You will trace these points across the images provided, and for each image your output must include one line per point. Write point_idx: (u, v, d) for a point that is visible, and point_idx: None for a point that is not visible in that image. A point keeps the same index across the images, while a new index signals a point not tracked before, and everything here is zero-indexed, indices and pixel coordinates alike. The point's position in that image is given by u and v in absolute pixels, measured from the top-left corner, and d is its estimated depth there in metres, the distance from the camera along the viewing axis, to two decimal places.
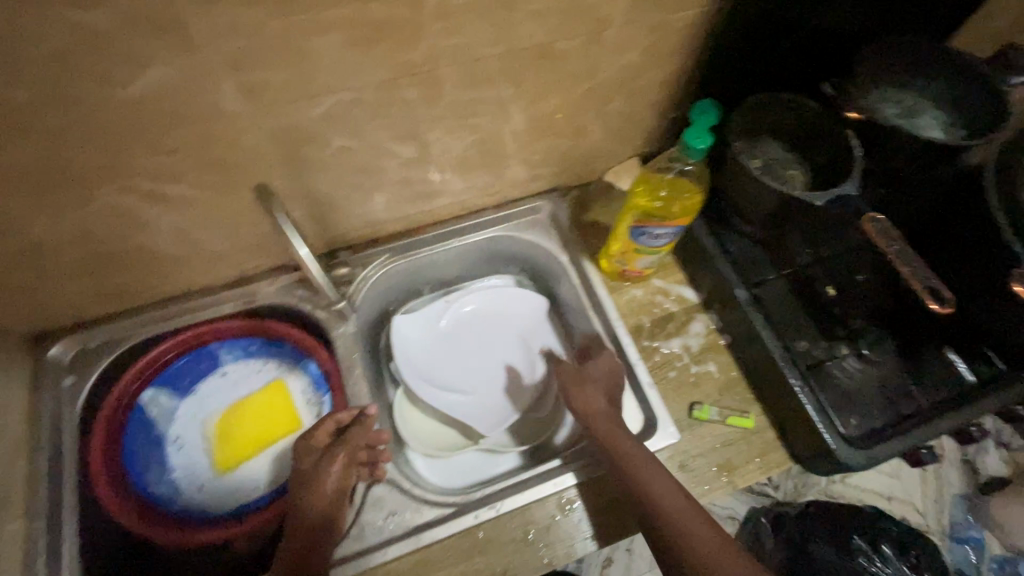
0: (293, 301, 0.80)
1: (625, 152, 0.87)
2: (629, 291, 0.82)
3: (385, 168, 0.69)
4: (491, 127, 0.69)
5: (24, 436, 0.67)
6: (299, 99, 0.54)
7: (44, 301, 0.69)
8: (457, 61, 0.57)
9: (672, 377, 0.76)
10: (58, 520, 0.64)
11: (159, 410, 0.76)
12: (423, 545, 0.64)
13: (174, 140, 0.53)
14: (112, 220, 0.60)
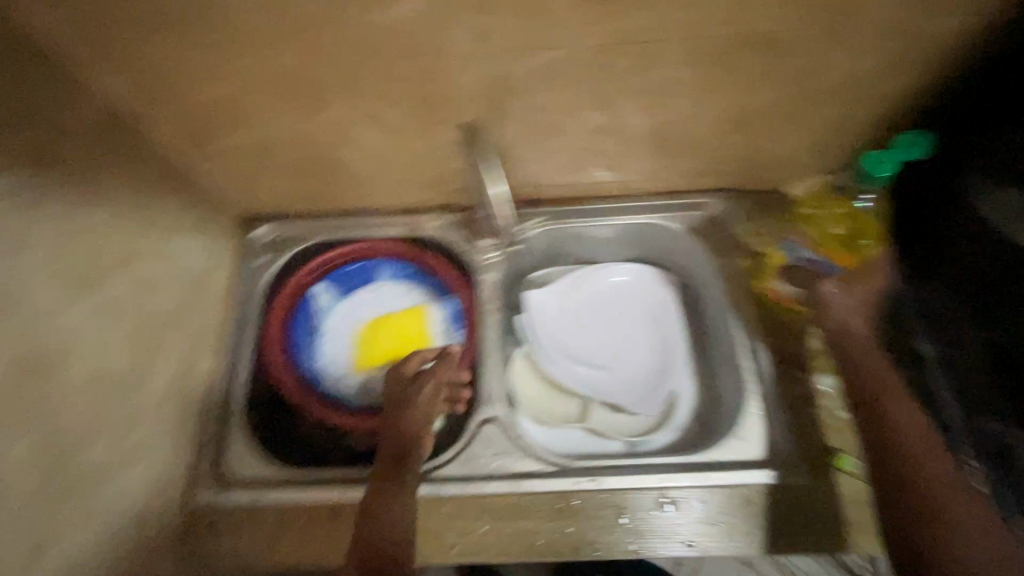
0: (450, 240, 0.86)
1: (818, 168, 0.80)
2: (785, 314, 0.77)
3: (570, 133, 0.70)
4: (685, 110, 0.67)
5: (224, 295, 0.80)
6: (517, 49, 0.57)
7: (262, 190, 0.81)
8: (675, 34, 0.56)
9: (809, 415, 0.70)
10: (234, 368, 0.76)
11: (321, 303, 0.84)
12: (521, 491, 0.67)
13: (406, 69, 0.59)
14: (333, 131, 0.68)
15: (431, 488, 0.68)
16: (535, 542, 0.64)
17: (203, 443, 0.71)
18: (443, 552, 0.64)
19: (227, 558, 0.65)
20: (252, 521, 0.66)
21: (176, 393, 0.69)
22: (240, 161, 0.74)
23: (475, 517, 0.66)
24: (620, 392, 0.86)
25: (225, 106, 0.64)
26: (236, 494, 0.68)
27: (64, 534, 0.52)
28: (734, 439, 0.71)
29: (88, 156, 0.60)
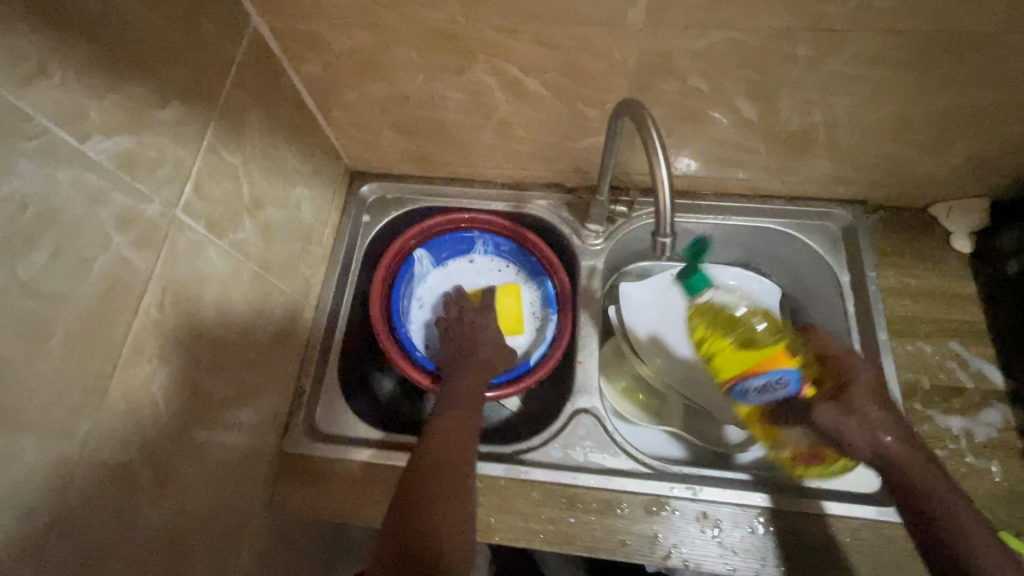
0: (556, 222, 0.83)
1: (974, 188, 0.73)
2: (915, 343, 0.71)
3: (713, 122, 0.65)
4: (851, 112, 0.61)
5: (327, 250, 0.80)
6: (692, 27, 0.52)
7: (376, 149, 0.80)
8: (875, 26, 0.51)
9: (937, 457, 0.65)
10: (335, 325, 0.77)
11: (418, 270, 0.84)
12: (613, 488, 0.65)
13: (563, 36, 0.55)
14: (468, 95, 0.66)
15: (523, 471, 0.67)
16: (624, 541, 0.63)
17: (301, 393, 0.72)
18: (530, 538, 0.64)
19: (321, 505, 0.67)
20: (345, 475, 0.68)
21: (281, 344, 0.68)
22: (364, 117, 0.72)
23: (565, 507, 0.65)
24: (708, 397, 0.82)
25: (366, 58, 0.62)
26: (330, 447, 0.69)
27: (185, 468, 0.53)
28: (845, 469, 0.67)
29: (242, 95, 0.57)
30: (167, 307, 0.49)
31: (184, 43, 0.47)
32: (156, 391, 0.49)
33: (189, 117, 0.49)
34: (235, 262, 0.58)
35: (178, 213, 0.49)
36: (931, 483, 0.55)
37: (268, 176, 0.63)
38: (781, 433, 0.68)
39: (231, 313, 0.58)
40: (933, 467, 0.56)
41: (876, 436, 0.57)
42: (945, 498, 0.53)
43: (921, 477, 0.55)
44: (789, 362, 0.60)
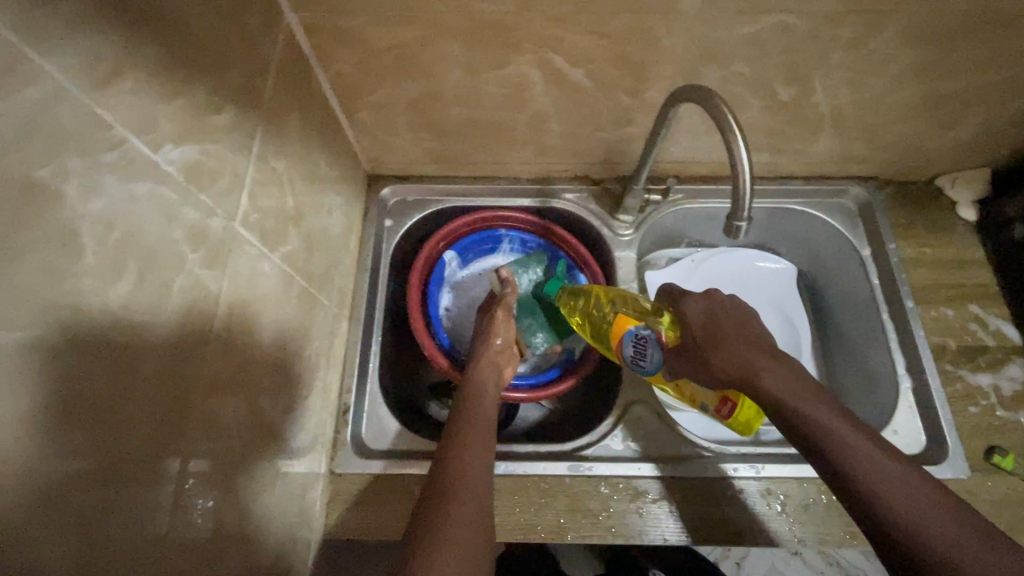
0: (584, 215, 0.82)
1: (977, 159, 0.78)
2: (938, 308, 0.75)
3: (749, 106, 0.66)
4: (880, 91, 0.64)
5: (355, 258, 0.76)
6: (745, 12, 0.53)
7: (400, 149, 0.77)
8: (915, 6, 0.53)
9: (972, 414, 0.69)
10: (368, 337, 0.73)
11: (446, 273, 0.82)
12: (678, 474, 0.66)
13: (616, 24, 0.55)
14: (506, 90, 0.64)
15: (588, 467, 0.66)
16: (696, 526, 0.64)
17: (346, 410, 0.69)
18: (602, 534, 0.63)
19: (381, 526, 0.63)
20: (403, 491, 0.65)
21: (324, 360, 0.65)
22: (392, 116, 0.70)
23: (633, 498, 0.65)
24: None
25: (405, 54, 0.59)
26: (385, 464, 0.66)
27: (255, 501, 0.49)
28: (889, 433, 0.70)
29: (282, 98, 0.53)
30: (232, 329, 0.45)
31: (234, 42, 0.44)
32: (227, 422, 0.44)
33: (242, 121, 0.45)
34: (285, 275, 0.54)
35: (238, 225, 0.45)
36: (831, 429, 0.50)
37: (306, 183, 0.59)
38: (690, 386, 0.66)
39: (284, 330, 0.54)
40: (842, 416, 0.52)
41: (714, 370, 0.59)
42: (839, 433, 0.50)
43: (826, 429, 0.51)
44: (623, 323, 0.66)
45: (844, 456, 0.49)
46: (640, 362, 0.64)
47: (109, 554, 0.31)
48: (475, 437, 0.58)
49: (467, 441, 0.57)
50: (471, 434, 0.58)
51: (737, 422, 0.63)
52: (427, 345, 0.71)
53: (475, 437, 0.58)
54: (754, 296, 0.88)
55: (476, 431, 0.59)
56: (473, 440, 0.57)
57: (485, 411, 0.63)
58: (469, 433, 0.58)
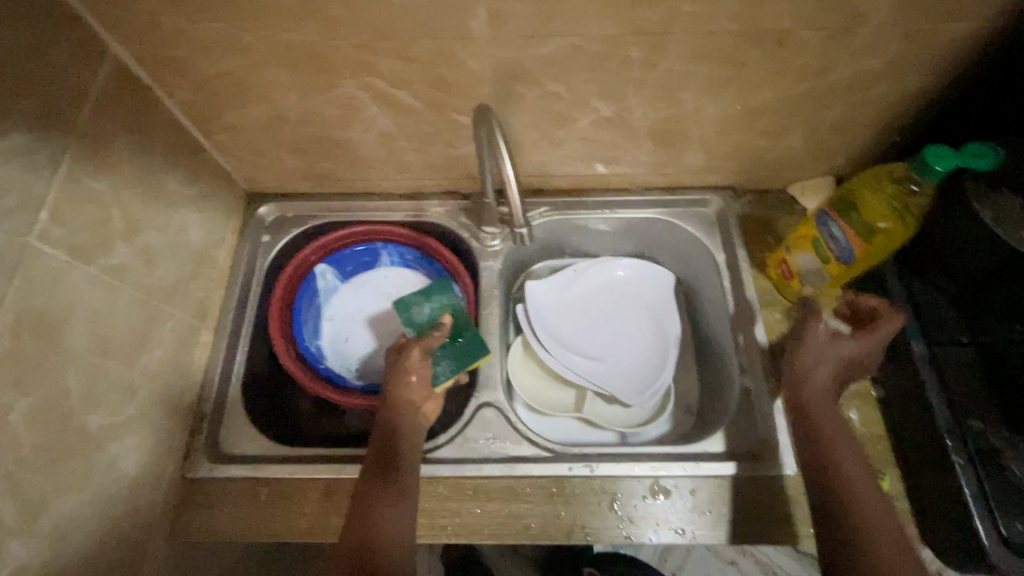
0: (455, 228, 0.86)
1: (821, 168, 0.81)
2: (783, 310, 0.78)
3: (578, 121, 0.70)
4: (697, 105, 0.67)
5: (225, 273, 0.79)
6: (533, 36, 0.57)
7: (269, 168, 0.80)
8: (691, 29, 0.57)
9: (806, 411, 0.71)
10: (235, 348, 0.77)
11: (322, 285, 0.85)
12: (515, 474, 0.68)
13: (418, 49, 0.59)
14: (343, 111, 0.68)
15: (428, 469, 0.69)
16: (529, 525, 0.65)
17: (201, 418, 0.71)
18: (437, 533, 0.66)
19: (221, 528, 0.65)
20: (248, 494, 0.67)
21: (175, 367, 0.68)
22: (248, 138, 0.73)
23: (471, 499, 0.67)
24: (612, 383, 0.87)
25: (235, 80, 0.63)
26: (234, 468, 0.68)
27: (71, 501, 0.52)
28: (729, 431, 0.72)
29: (104, 123, 0.57)
30: (27, 335, 0.48)
31: (21, 72, 0.47)
32: (14, 423, 0.47)
33: (38, 144, 0.49)
34: (110, 288, 0.57)
35: (33, 240, 0.49)
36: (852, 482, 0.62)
37: (143, 200, 0.63)
38: (800, 256, 0.73)
39: (107, 341, 0.57)
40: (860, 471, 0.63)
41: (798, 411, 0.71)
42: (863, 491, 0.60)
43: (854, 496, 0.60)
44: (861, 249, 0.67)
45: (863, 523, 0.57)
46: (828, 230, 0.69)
47: None
48: (388, 503, 0.60)
49: (381, 509, 0.59)
50: (383, 500, 0.60)
51: (790, 282, 0.76)
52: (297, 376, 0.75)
53: (390, 504, 0.60)
54: (629, 303, 0.91)
55: (389, 496, 0.60)
56: (386, 511, 0.59)
57: (397, 464, 0.63)
58: (381, 500, 0.60)
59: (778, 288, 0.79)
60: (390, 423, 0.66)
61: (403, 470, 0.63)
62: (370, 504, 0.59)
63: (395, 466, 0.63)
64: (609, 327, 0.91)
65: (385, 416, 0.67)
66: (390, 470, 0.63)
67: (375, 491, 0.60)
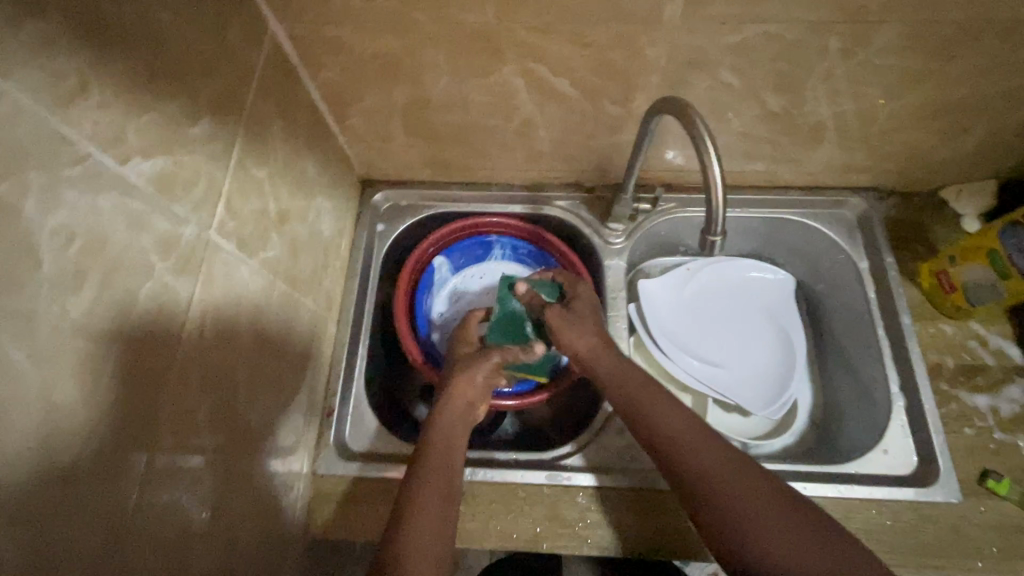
0: (576, 223, 0.81)
1: (983, 171, 0.75)
2: (936, 324, 0.73)
3: (739, 115, 0.65)
4: (878, 100, 0.62)
5: (345, 262, 0.77)
6: (728, 22, 0.53)
7: (392, 155, 0.77)
8: (908, 17, 0.51)
9: (967, 435, 0.67)
10: (355, 340, 0.74)
11: (436, 278, 0.82)
12: (659, 487, 0.65)
13: (597, 34, 0.54)
14: (491, 98, 0.64)
15: (566, 477, 0.67)
16: (674, 541, 0.63)
17: (329, 413, 0.70)
18: (578, 545, 0.64)
19: (356, 529, 0.64)
20: (380, 495, 0.66)
21: (310, 360, 0.66)
22: (382, 123, 0.70)
23: (611, 511, 0.65)
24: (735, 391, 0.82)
25: (389, 63, 0.60)
26: (365, 466, 0.67)
27: (237, 502, 0.51)
28: (880, 452, 0.68)
29: (265, 107, 0.54)
30: (207, 332, 0.46)
31: (210, 54, 0.44)
32: (200, 424, 0.45)
33: (219, 130, 0.46)
34: (266, 281, 0.55)
35: (213, 233, 0.46)
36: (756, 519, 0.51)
37: (290, 188, 0.60)
38: (969, 265, 0.68)
39: (263, 336, 0.55)
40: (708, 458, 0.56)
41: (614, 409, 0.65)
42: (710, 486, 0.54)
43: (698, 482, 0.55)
44: None
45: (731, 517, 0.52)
46: (1019, 240, 0.63)
47: (56, 551, 0.31)
48: (432, 510, 0.54)
49: (422, 515, 0.53)
50: (427, 507, 0.54)
51: (948, 295, 0.71)
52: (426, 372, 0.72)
53: (431, 511, 0.54)
54: (750, 306, 0.86)
55: (433, 502, 0.55)
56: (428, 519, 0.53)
57: (443, 469, 0.58)
58: (423, 505, 0.54)
59: (933, 304, 0.73)
60: (442, 424, 0.62)
61: (448, 477, 0.57)
62: (411, 508, 0.54)
63: (441, 471, 0.57)
64: (730, 331, 0.85)
65: (438, 416, 0.62)
66: (436, 474, 0.57)
67: (417, 496, 0.55)
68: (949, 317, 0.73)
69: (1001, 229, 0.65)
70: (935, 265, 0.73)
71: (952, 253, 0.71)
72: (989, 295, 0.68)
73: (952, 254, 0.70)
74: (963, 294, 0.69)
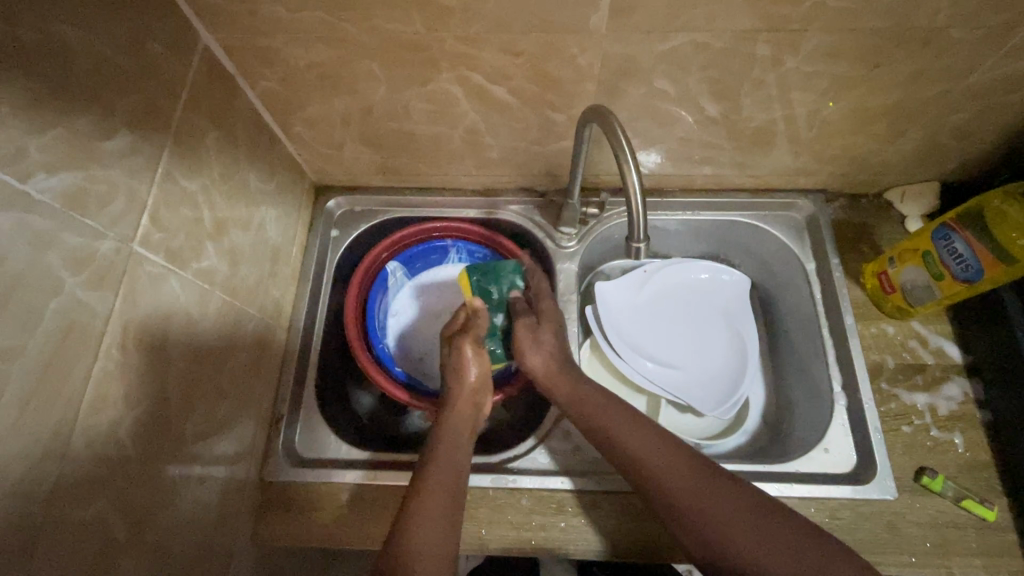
0: (529, 226, 0.82)
1: (926, 173, 0.76)
2: (878, 325, 0.74)
3: (678, 120, 0.66)
4: (812, 105, 0.63)
5: (297, 269, 0.77)
6: (655, 31, 0.53)
7: (342, 161, 0.77)
8: (829, 25, 0.52)
9: (905, 433, 0.68)
10: (307, 346, 0.75)
11: (391, 283, 0.82)
12: (603, 489, 0.66)
13: (528, 43, 0.55)
14: (432, 106, 0.65)
15: (511, 480, 0.67)
16: (616, 542, 0.64)
17: (279, 420, 0.70)
18: (522, 545, 0.65)
19: (303, 535, 0.65)
20: (326, 500, 0.66)
21: (256, 367, 0.66)
22: (328, 131, 0.70)
23: (555, 513, 0.66)
24: (689, 391, 0.83)
25: (326, 72, 0.60)
26: (312, 472, 0.67)
27: (168, 513, 0.51)
28: (821, 451, 0.69)
29: (196, 118, 0.54)
30: (131, 346, 0.46)
31: (128, 68, 0.45)
32: (123, 436, 0.45)
33: (141, 144, 0.46)
34: (201, 291, 0.55)
35: (136, 246, 0.46)
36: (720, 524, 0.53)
37: (228, 197, 0.60)
38: (906, 268, 0.69)
39: (199, 346, 0.55)
40: (669, 450, 0.59)
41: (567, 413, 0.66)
42: (668, 483, 0.57)
43: (657, 476, 0.57)
44: (993, 271, 0.61)
45: (695, 512, 0.54)
46: (950, 246, 0.64)
47: None
48: (434, 516, 0.55)
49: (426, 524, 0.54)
50: (431, 503, 0.56)
51: (891, 295, 0.72)
52: (378, 379, 0.72)
53: (436, 518, 0.55)
54: (705, 307, 0.87)
55: (437, 510, 0.56)
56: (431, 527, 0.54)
57: (449, 477, 0.59)
58: (427, 512, 0.55)
59: (876, 304, 0.75)
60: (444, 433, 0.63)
61: (453, 485, 0.58)
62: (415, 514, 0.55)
63: (445, 479, 0.59)
64: (685, 332, 0.86)
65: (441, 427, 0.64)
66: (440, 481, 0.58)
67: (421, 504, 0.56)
68: (892, 316, 0.74)
69: (933, 231, 0.66)
70: (877, 265, 0.74)
71: (892, 255, 0.71)
72: (927, 295, 0.69)
73: (892, 255, 0.71)
74: (903, 295, 0.71)
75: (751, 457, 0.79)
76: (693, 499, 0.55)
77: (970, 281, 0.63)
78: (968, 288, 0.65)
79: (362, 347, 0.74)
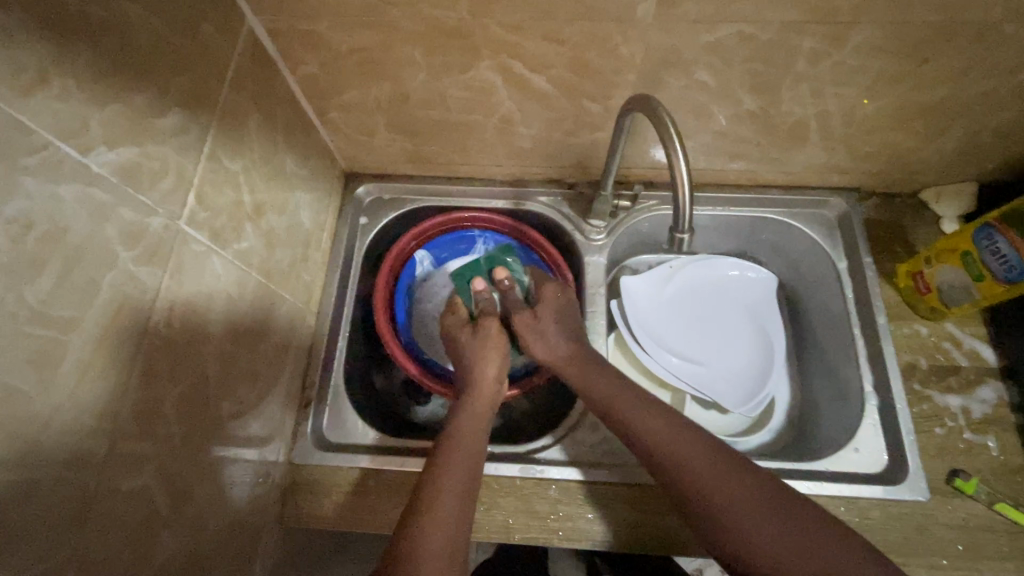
0: (558, 219, 0.82)
1: (964, 173, 0.75)
2: (910, 325, 0.73)
3: (716, 114, 0.66)
4: (854, 100, 0.62)
5: (327, 255, 0.78)
6: (702, 21, 0.53)
7: (374, 149, 0.77)
8: (881, 17, 0.52)
9: (938, 435, 0.67)
10: (336, 332, 0.75)
11: (419, 272, 0.82)
12: (630, 482, 0.66)
13: (571, 31, 0.54)
14: (470, 94, 0.64)
15: (539, 470, 0.67)
16: (641, 534, 0.64)
17: (308, 404, 0.71)
18: (549, 536, 0.65)
19: (331, 517, 0.65)
20: (354, 484, 0.66)
21: (288, 350, 0.67)
22: (363, 117, 0.70)
23: (582, 504, 0.66)
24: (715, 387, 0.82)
25: (367, 57, 0.60)
26: (341, 456, 0.67)
27: (206, 490, 0.51)
28: (851, 451, 0.69)
29: (240, 100, 0.54)
30: (176, 323, 0.46)
31: (179, 46, 0.45)
32: (167, 411, 0.45)
33: (190, 123, 0.47)
34: (240, 273, 0.56)
35: (183, 224, 0.46)
36: (742, 524, 0.52)
37: (267, 180, 0.60)
38: (943, 269, 0.69)
39: (237, 326, 0.56)
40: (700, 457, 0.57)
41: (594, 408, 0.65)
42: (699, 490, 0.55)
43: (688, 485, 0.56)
44: None
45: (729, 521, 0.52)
46: (992, 245, 0.63)
47: (15, 529, 0.32)
48: (450, 502, 0.54)
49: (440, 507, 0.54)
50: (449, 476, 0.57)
51: (926, 297, 0.72)
52: (408, 368, 0.72)
53: (452, 503, 0.54)
54: (733, 304, 0.86)
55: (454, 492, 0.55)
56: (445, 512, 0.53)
57: (465, 461, 0.59)
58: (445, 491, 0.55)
59: (910, 305, 0.74)
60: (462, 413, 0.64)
61: (471, 461, 0.59)
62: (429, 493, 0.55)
63: (462, 462, 0.58)
64: (713, 329, 0.85)
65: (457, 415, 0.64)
66: (457, 465, 0.58)
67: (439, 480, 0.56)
68: (926, 317, 0.73)
69: (976, 230, 0.65)
70: (911, 265, 0.73)
71: (928, 255, 0.71)
72: (964, 297, 0.68)
73: (929, 255, 0.71)
74: (938, 295, 0.70)
75: (777, 455, 0.79)
76: (713, 493, 0.54)
77: (1011, 282, 0.62)
78: (1007, 290, 0.63)
79: (390, 335, 0.75)
